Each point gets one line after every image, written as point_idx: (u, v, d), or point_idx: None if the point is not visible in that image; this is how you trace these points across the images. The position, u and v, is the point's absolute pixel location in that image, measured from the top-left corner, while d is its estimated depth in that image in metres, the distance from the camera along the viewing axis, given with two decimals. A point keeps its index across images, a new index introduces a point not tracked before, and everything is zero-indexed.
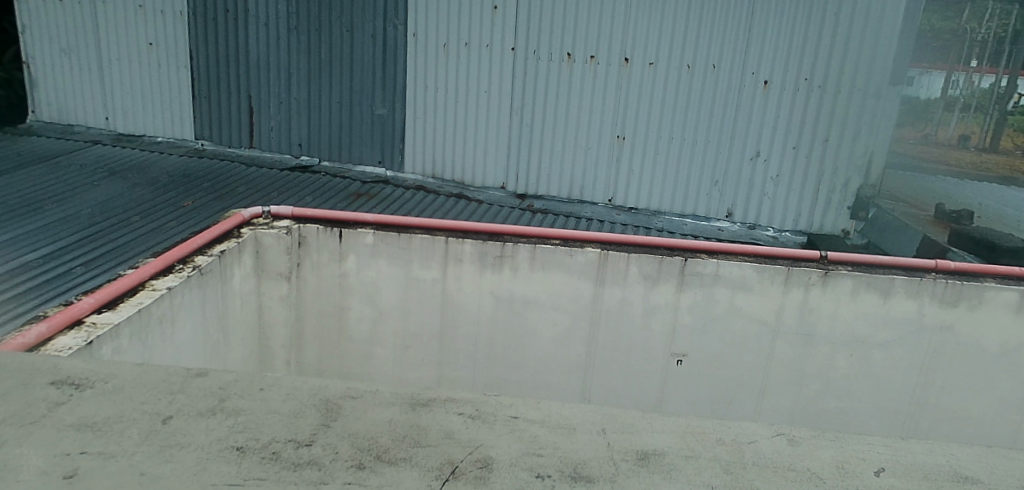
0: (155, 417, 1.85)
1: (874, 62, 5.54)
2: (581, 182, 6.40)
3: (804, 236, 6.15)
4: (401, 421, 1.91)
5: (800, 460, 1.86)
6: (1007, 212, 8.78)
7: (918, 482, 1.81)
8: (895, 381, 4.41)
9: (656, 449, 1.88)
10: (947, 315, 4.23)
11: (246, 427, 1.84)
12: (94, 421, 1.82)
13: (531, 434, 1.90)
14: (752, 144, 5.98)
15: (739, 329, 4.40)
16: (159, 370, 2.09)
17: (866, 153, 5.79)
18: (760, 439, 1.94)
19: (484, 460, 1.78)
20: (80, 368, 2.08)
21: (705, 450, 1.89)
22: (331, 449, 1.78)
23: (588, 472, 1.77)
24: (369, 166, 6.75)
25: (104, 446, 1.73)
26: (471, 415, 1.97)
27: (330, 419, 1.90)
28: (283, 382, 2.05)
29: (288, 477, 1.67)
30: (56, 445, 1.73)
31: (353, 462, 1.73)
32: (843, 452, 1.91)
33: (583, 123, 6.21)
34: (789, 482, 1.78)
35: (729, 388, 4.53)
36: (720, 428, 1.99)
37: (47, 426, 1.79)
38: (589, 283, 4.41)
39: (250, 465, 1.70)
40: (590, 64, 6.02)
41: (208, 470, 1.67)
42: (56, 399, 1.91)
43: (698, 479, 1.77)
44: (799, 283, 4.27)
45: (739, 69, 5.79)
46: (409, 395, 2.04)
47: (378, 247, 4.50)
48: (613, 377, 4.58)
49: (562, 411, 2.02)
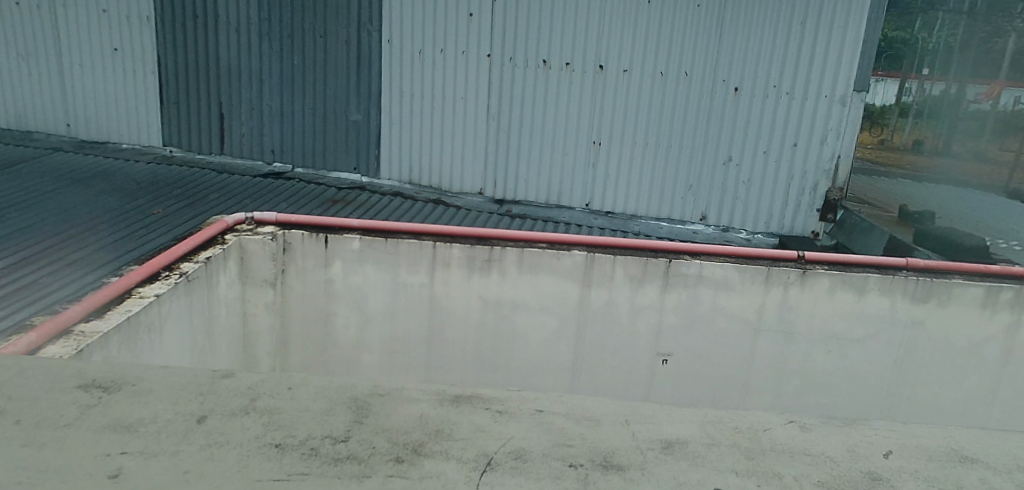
0: (189, 417, 1.85)
1: (839, 69, 5.76)
2: (559, 187, 6.47)
3: (775, 238, 6.29)
4: (432, 416, 1.93)
5: (815, 446, 1.93)
6: (966, 212, 9.15)
7: (926, 463, 1.88)
8: (872, 377, 4.53)
9: (678, 438, 1.93)
10: (922, 310, 4.36)
11: (281, 425, 1.85)
12: (130, 422, 1.81)
13: (557, 426, 1.94)
14: (724, 149, 6.12)
15: (722, 328, 4.49)
16: (185, 372, 2.08)
17: (833, 157, 6.00)
18: (775, 426, 2.01)
19: (519, 452, 1.81)
20: (106, 371, 2.06)
21: (724, 437, 1.94)
22: (366, 444, 1.79)
23: (618, 461, 1.81)
24: (344, 172, 6.72)
25: (144, 446, 1.72)
26: (499, 409, 2.00)
27: (362, 416, 1.91)
28: (311, 381, 2.05)
29: (330, 472, 1.68)
30: (97, 446, 1.72)
31: (391, 457, 1.75)
32: (854, 437, 1.98)
33: (560, 130, 6.29)
34: (808, 465, 1.84)
35: (713, 386, 4.62)
36: (737, 418, 2.05)
37: (84, 428, 1.78)
38: (576, 285, 4.47)
39: (290, 461, 1.71)
40: (566, 71, 6.11)
41: (250, 467, 1.68)
42: (88, 402, 1.90)
43: (722, 465, 1.82)
44: (779, 282, 4.38)
45: (711, 77, 5.93)
46: (435, 391, 2.06)
47: (363, 252, 4.49)
48: (599, 376, 4.65)
49: (585, 404, 2.06)
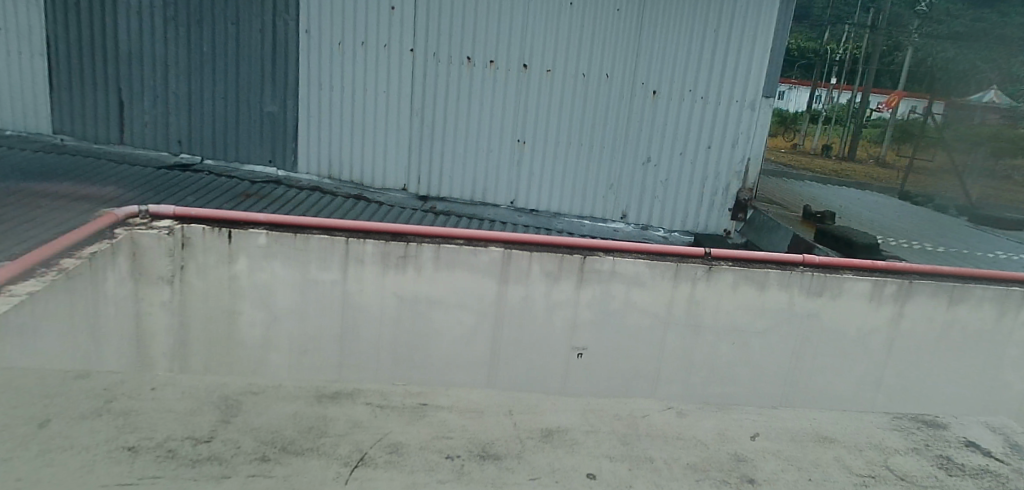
0: None
1: (748, 75, 6.05)
2: (483, 184, 6.43)
3: (691, 235, 6.47)
4: None
5: None
6: (865, 213, 9.70)
7: None
8: (776, 368, 4.69)
9: None
10: (819, 304, 4.57)
11: None
12: None
13: None
14: (644, 150, 6.27)
15: (635, 322, 4.57)
16: None
17: (744, 159, 6.26)
18: None
19: None
20: None
21: None
22: None
23: None
24: (258, 165, 6.44)
25: None
26: None
27: None
28: None
29: None
30: None
31: None
32: None
33: (484, 127, 6.28)
34: None
35: (627, 380, 4.68)
36: None
37: None
38: (494, 281, 4.46)
39: None
40: (490, 68, 6.11)
41: None
42: None
43: None
44: (688, 277, 4.50)
45: (631, 80, 6.09)
46: None
47: (271, 248, 4.34)
48: (514, 371, 4.64)
49: None
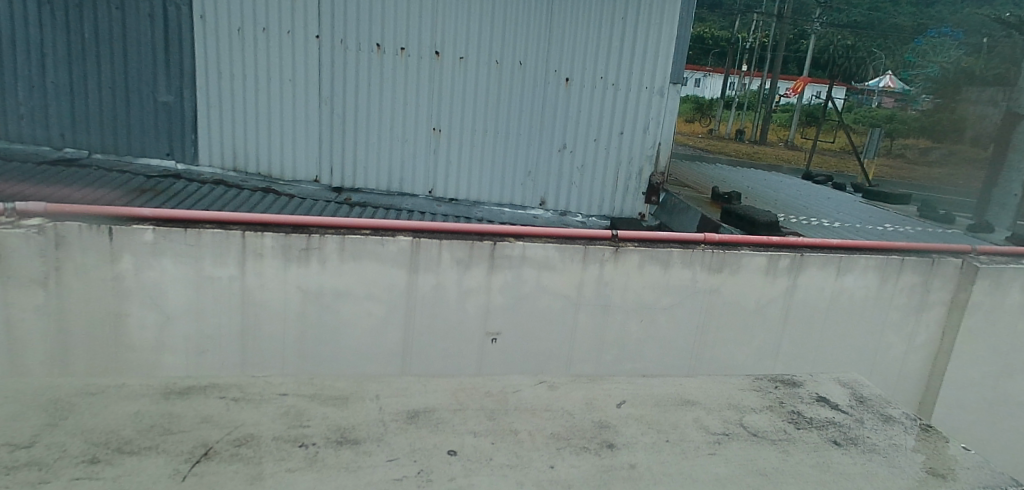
0: None
1: (657, 63, 6.21)
2: (400, 174, 6.31)
3: (608, 220, 6.54)
4: None
5: None
6: (770, 192, 10.14)
7: None
8: (683, 343, 4.82)
9: None
10: (720, 280, 4.71)
11: None
12: None
13: None
14: (559, 137, 6.33)
15: (546, 305, 4.60)
16: None
17: (655, 145, 6.43)
18: None
19: (243, 438, 2.45)
20: None
21: None
22: (60, 447, 2.34)
23: None
24: (154, 158, 6.07)
25: None
26: None
27: None
28: None
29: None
30: None
31: (86, 458, 2.30)
32: None
33: (397, 115, 6.16)
34: None
35: (540, 361, 4.71)
36: None
37: None
38: (403, 271, 4.38)
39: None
40: (401, 56, 6.00)
41: None
42: None
43: None
44: (596, 259, 4.57)
45: (544, 67, 6.12)
46: None
47: (159, 245, 4.12)
48: (427, 360, 4.59)
49: None
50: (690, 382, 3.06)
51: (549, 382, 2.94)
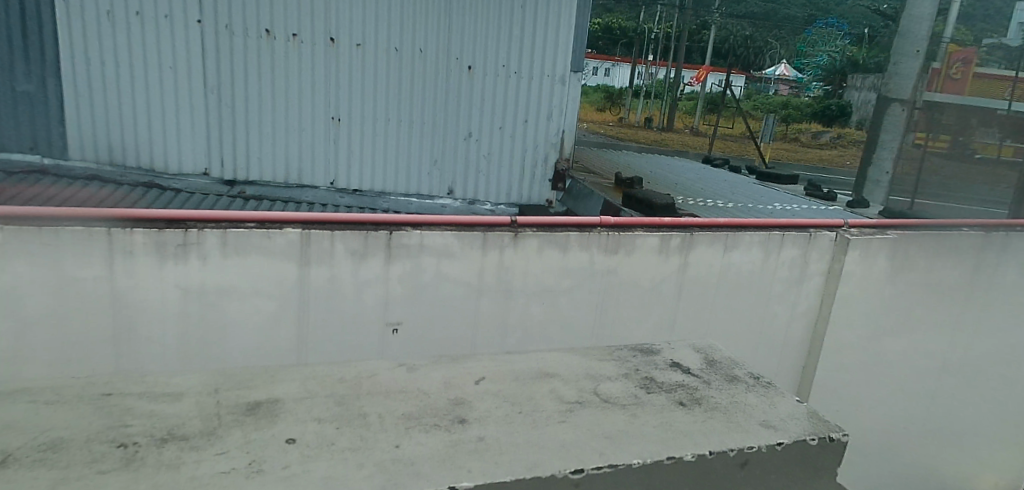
0: None
1: (558, 51, 6.28)
2: (298, 165, 6.08)
3: (516, 208, 6.57)
4: None
5: None
6: (672, 176, 10.48)
7: None
8: (584, 323, 4.89)
9: None
10: (616, 261, 4.82)
11: None
12: None
13: None
14: (464, 125, 6.29)
15: (446, 293, 4.57)
16: None
17: (559, 132, 6.51)
18: None
19: (48, 444, 2.22)
20: None
21: None
22: None
23: None
24: (14, 154, 5.61)
25: None
26: None
27: None
28: None
29: None
30: None
31: None
32: None
33: (293, 105, 5.92)
34: None
35: (442, 348, 4.67)
36: None
37: None
38: (292, 264, 4.25)
39: None
40: (293, 42, 5.77)
41: None
42: None
43: None
44: (495, 246, 4.55)
45: (445, 55, 6.05)
46: None
47: (7, 246, 3.76)
48: (325, 354, 4.47)
49: None
50: (567, 355, 3.04)
51: (408, 365, 2.84)
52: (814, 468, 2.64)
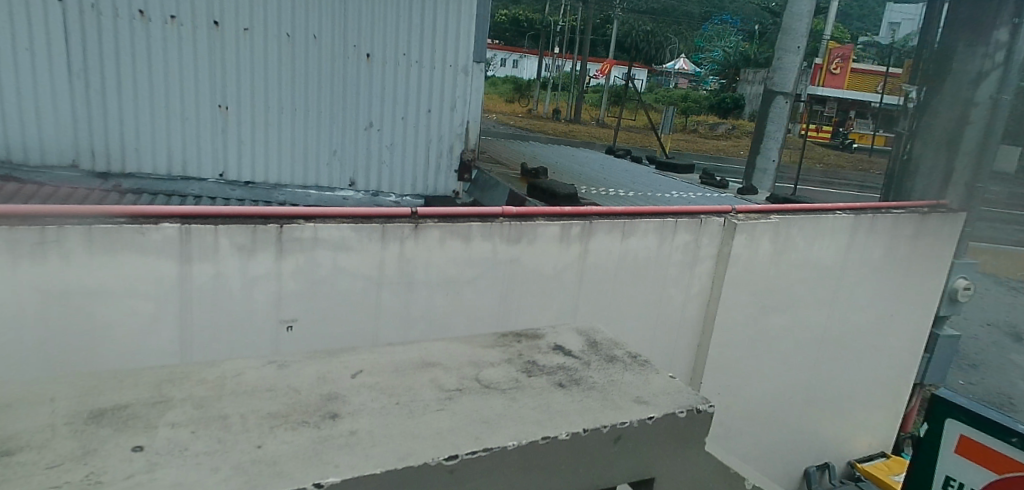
0: None
1: (460, 40, 6.23)
2: (182, 156, 5.73)
3: (422, 199, 6.50)
4: None
5: None
6: (575, 166, 10.64)
7: None
8: (486, 311, 4.88)
9: None
10: (518, 250, 4.84)
11: None
12: None
13: None
14: (364, 114, 6.14)
15: (344, 287, 4.41)
16: None
17: (464, 122, 6.46)
18: None
19: None
20: None
21: None
22: None
23: None
24: None
25: None
26: None
27: None
28: None
29: None
30: None
31: None
32: None
33: (175, 92, 5.59)
34: None
35: (340, 343, 4.52)
36: None
37: None
38: (173, 262, 3.93)
39: None
40: (171, 25, 5.45)
41: None
42: None
43: None
44: (395, 238, 4.44)
45: (342, 42, 5.87)
46: None
47: None
48: (214, 354, 4.20)
49: None
50: (457, 343, 3.01)
51: (277, 362, 2.66)
52: (686, 438, 2.70)
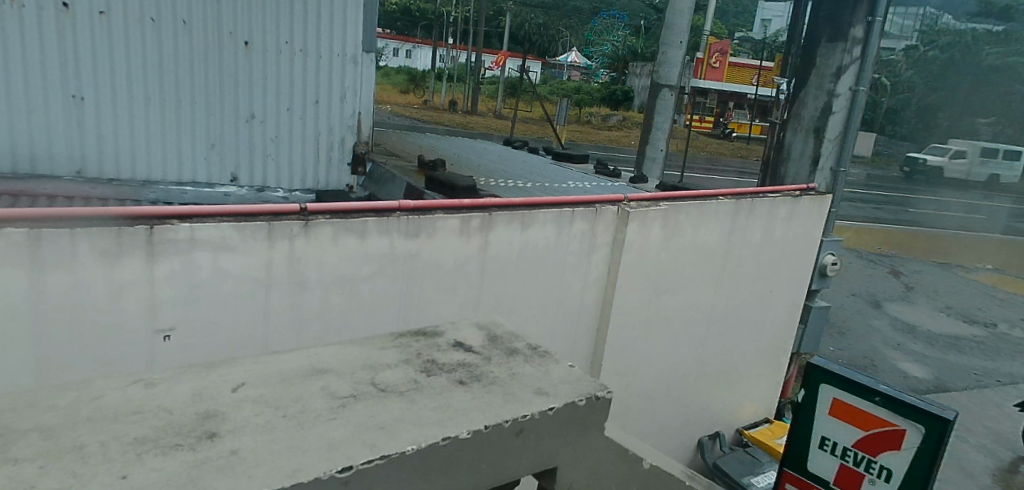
0: None
1: (347, 30, 6.04)
2: (31, 151, 5.19)
3: (313, 194, 6.24)
4: None
5: None
6: (471, 158, 10.58)
7: None
8: (383, 308, 4.71)
9: None
10: (416, 244, 4.71)
11: None
12: None
13: None
14: (244, 105, 5.83)
15: (228, 290, 4.08)
16: None
17: (354, 114, 6.27)
18: None
19: None
20: None
21: None
22: None
23: None
24: None
25: None
26: None
27: None
28: None
29: None
30: None
31: None
32: None
33: (20, 79, 5.05)
34: None
35: (225, 350, 4.18)
36: None
37: None
38: (23, 270, 3.45)
39: None
40: (10, 4, 4.91)
41: None
42: None
43: None
44: (284, 236, 4.18)
45: (215, 28, 5.55)
46: None
47: None
48: (77, 371, 3.75)
49: None
50: (348, 345, 2.89)
51: (144, 382, 2.46)
52: (586, 426, 2.74)
